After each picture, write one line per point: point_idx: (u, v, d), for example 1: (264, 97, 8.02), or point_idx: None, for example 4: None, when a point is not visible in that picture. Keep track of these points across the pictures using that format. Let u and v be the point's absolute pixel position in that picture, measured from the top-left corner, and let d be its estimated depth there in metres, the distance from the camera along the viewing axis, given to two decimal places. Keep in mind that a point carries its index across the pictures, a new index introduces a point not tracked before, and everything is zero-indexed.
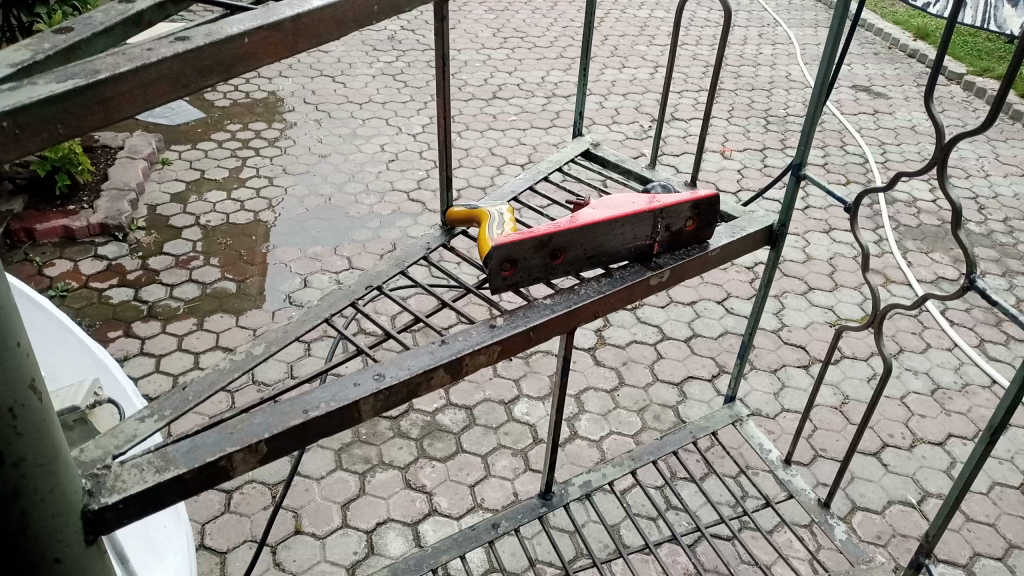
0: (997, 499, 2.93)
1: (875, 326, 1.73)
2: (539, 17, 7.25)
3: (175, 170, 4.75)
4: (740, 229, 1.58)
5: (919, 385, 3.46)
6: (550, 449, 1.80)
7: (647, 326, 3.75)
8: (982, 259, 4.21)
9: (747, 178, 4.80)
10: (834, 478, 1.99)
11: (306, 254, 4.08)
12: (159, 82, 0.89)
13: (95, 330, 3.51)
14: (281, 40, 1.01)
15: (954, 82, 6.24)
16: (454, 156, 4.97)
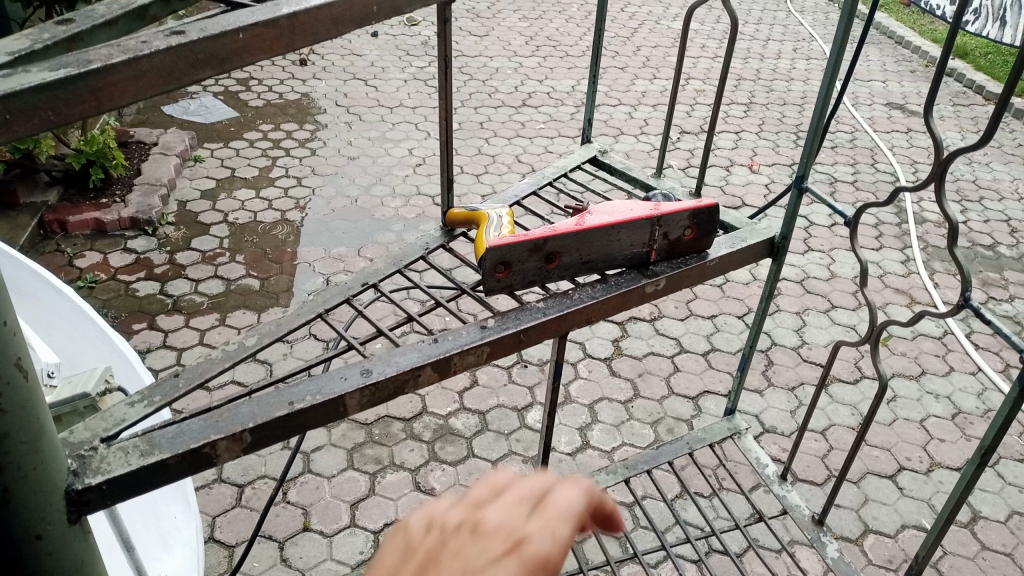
0: (1014, 528, 2.87)
1: (873, 343, 1.71)
2: (573, 26, 7.27)
3: (206, 167, 4.83)
4: (740, 240, 1.58)
5: (939, 408, 3.40)
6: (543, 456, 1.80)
7: (664, 339, 3.73)
8: (1011, 283, 4.14)
9: (774, 193, 4.77)
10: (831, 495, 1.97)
11: (329, 254, 4.12)
12: (151, 75, 0.92)
13: (120, 322, 3.58)
14: (276, 37, 1.03)
15: (992, 102, 6.13)
16: (481, 161, 5.00)
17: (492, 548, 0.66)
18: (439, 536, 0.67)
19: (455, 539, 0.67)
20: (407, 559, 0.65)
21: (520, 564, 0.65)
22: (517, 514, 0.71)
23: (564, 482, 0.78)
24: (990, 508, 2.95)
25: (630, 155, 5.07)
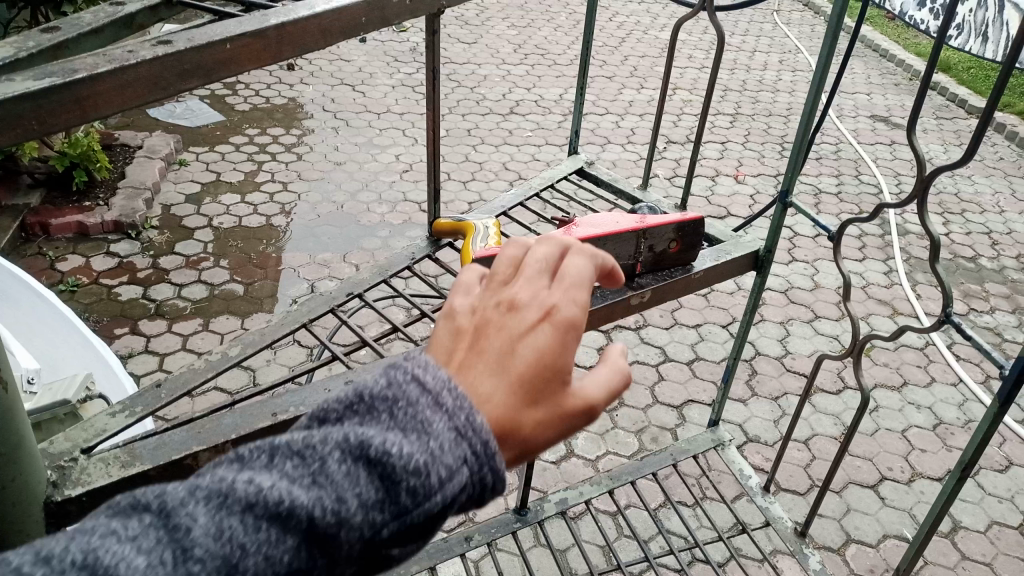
0: (994, 538, 2.89)
1: (855, 356, 1.73)
2: (562, 35, 7.29)
3: (191, 171, 4.80)
4: (725, 253, 1.59)
5: (921, 419, 3.42)
6: (527, 467, 1.80)
7: (649, 348, 3.74)
8: (992, 295, 4.18)
9: (759, 203, 4.80)
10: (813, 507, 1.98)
11: (315, 260, 4.10)
12: (137, 84, 0.92)
13: (101, 326, 3.54)
14: (263, 47, 1.03)
15: (974, 116, 6.21)
16: (468, 169, 5.00)
17: (526, 318, 0.76)
18: (481, 317, 0.78)
19: (495, 317, 0.77)
20: (459, 339, 0.77)
21: (555, 327, 0.75)
22: (545, 283, 0.79)
23: (584, 241, 0.84)
24: (971, 519, 2.97)
25: (617, 164, 5.09)
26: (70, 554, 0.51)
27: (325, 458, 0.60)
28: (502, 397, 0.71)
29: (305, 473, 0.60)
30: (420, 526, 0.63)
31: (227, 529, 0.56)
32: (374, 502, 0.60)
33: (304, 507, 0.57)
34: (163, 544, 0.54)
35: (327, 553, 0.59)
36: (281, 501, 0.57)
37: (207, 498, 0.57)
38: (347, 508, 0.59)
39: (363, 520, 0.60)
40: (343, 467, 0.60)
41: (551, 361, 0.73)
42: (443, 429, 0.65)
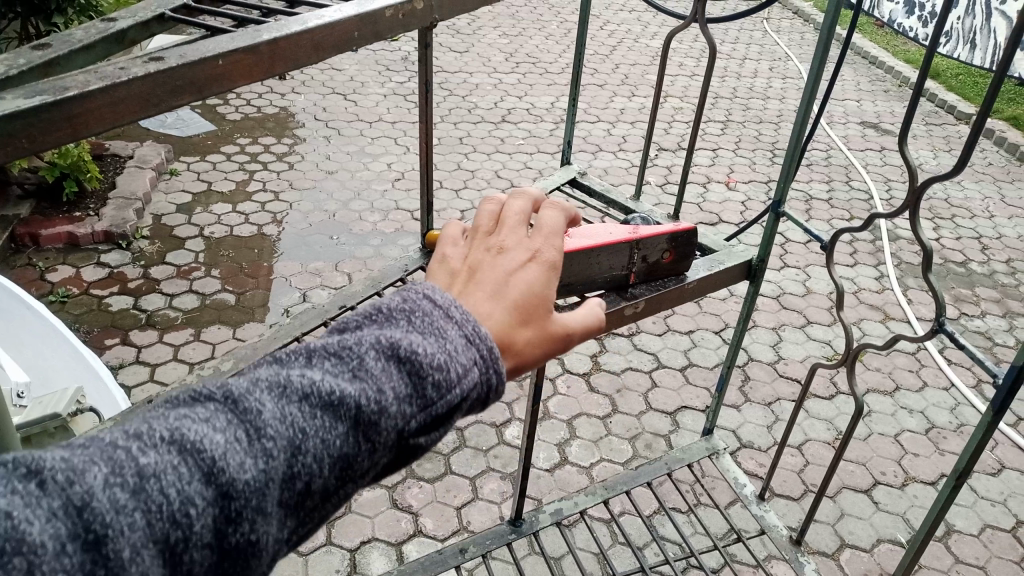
0: (987, 541, 2.90)
1: (849, 365, 1.73)
2: (553, 44, 7.31)
3: (182, 180, 4.79)
4: (718, 263, 1.60)
5: (913, 423, 3.44)
6: (521, 479, 1.79)
7: (643, 354, 3.74)
8: (983, 299, 4.20)
9: (750, 210, 4.82)
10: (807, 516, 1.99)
11: (307, 269, 4.09)
12: (129, 101, 0.91)
13: (92, 337, 3.53)
14: (256, 63, 1.03)
15: (962, 122, 6.25)
16: (460, 177, 5.00)
17: (513, 259, 0.97)
18: (476, 256, 0.98)
19: (486, 258, 0.98)
20: (457, 273, 0.97)
21: (536, 267, 0.97)
22: (523, 233, 1.01)
23: (551, 201, 1.06)
24: (964, 522, 2.98)
25: (608, 172, 5.10)
26: (167, 432, 0.69)
27: (361, 357, 0.79)
28: (502, 315, 0.91)
29: (346, 369, 0.78)
30: (442, 415, 0.82)
31: (289, 415, 0.73)
32: (405, 393, 0.79)
33: (350, 396, 0.75)
34: (234, 424, 0.71)
35: (369, 437, 0.76)
36: (330, 393, 0.75)
37: (267, 391, 0.74)
38: (382, 398, 0.77)
39: (397, 410, 0.78)
40: (378, 365, 0.79)
41: (537, 290, 0.95)
42: (454, 338, 0.84)
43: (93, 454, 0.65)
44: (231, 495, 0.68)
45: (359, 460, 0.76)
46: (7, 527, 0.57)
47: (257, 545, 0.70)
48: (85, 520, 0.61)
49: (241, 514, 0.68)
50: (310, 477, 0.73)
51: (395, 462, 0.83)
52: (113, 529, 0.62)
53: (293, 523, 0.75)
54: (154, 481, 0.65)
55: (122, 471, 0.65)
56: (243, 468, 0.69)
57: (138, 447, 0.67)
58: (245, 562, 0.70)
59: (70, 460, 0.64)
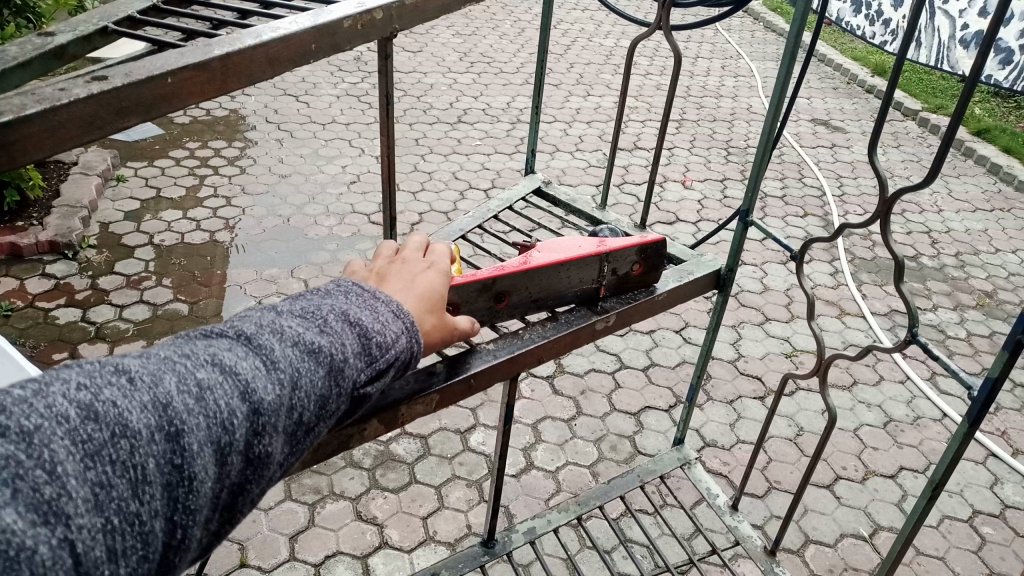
0: (945, 532, 2.96)
1: (821, 374, 1.73)
2: (506, 43, 7.28)
3: (130, 187, 4.65)
4: (687, 273, 1.59)
5: (871, 417, 3.48)
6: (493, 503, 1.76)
7: (605, 355, 3.74)
8: (934, 293, 4.29)
9: (707, 209, 4.84)
10: (782, 528, 1.99)
11: (262, 276, 4.00)
12: (69, 126, 0.86)
13: (38, 352, 3.39)
14: (207, 80, 0.98)
15: (909, 117, 6.38)
16: (417, 179, 4.93)
17: (415, 266, 1.09)
18: (381, 265, 1.10)
19: (391, 268, 1.08)
20: (368, 278, 1.07)
21: (438, 275, 1.09)
22: (420, 251, 1.14)
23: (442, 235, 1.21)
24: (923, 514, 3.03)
25: (566, 172, 5.08)
26: (205, 355, 0.77)
27: (326, 318, 0.89)
28: (412, 304, 1.02)
29: (315, 324, 0.87)
30: (384, 373, 0.93)
31: (289, 355, 0.82)
32: (359, 350, 0.89)
33: (325, 347, 0.85)
34: (252, 354, 0.80)
35: (338, 382, 0.86)
36: (313, 342, 0.84)
37: (272, 333, 0.83)
38: (348, 350, 0.87)
39: (356, 364, 0.88)
40: (338, 325, 0.89)
41: (437, 288, 1.07)
42: (385, 310, 0.95)
43: (156, 365, 0.74)
44: (260, 411, 0.77)
45: (331, 402, 0.86)
46: (113, 415, 0.68)
47: (269, 458, 0.79)
48: (167, 417, 0.70)
49: (265, 429, 0.77)
50: (304, 410, 0.82)
51: (348, 412, 0.93)
52: (186, 426, 0.71)
53: (292, 450, 0.83)
54: (209, 392, 0.74)
55: (185, 381, 0.74)
56: (268, 391, 0.78)
57: (190, 364, 0.76)
58: (259, 472, 0.79)
59: (145, 368, 0.73)
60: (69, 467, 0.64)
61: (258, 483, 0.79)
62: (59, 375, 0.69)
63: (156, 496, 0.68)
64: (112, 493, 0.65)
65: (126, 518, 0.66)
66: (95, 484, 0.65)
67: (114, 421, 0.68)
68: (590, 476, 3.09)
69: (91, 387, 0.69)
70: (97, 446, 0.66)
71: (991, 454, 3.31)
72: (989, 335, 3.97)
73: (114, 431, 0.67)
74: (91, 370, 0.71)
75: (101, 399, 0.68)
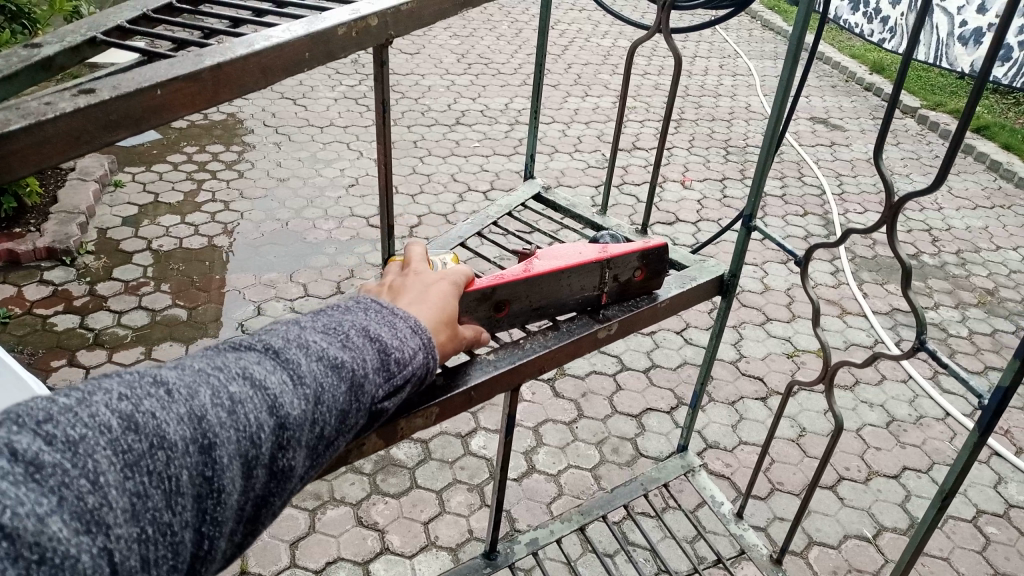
0: (950, 533, 2.94)
1: (826, 381, 1.72)
2: (504, 44, 7.26)
3: (128, 192, 4.63)
4: (690, 279, 1.58)
5: (874, 417, 3.46)
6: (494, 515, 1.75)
7: (606, 357, 3.72)
8: (936, 291, 4.27)
9: (707, 209, 4.82)
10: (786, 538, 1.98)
11: (261, 281, 3.98)
12: (56, 140, 0.85)
13: (37, 360, 3.37)
14: (199, 91, 0.97)
15: (908, 115, 6.36)
16: (415, 181, 4.91)
17: (429, 283, 1.09)
18: (394, 283, 1.10)
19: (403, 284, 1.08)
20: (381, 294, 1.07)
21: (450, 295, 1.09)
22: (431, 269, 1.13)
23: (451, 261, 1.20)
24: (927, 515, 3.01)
25: (565, 173, 5.06)
26: (236, 368, 0.78)
27: (349, 332, 0.89)
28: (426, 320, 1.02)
29: (338, 339, 0.88)
30: (402, 388, 0.93)
31: (314, 369, 0.83)
32: (378, 365, 0.89)
33: (348, 361, 0.86)
34: (280, 368, 0.81)
35: (359, 396, 0.86)
36: (336, 357, 0.85)
37: (298, 347, 0.84)
38: (369, 366, 0.88)
39: (375, 380, 0.89)
40: (360, 340, 0.89)
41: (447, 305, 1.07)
42: (403, 326, 0.95)
43: (191, 376, 0.75)
44: (286, 426, 0.78)
45: (352, 416, 0.86)
46: (152, 426, 0.69)
47: (292, 472, 0.80)
48: (201, 429, 0.71)
49: (289, 443, 0.78)
50: (325, 425, 0.83)
51: (365, 425, 0.93)
52: (218, 439, 0.72)
53: (313, 463, 0.84)
54: (240, 405, 0.75)
55: (218, 394, 0.74)
56: (294, 405, 0.79)
57: (222, 377, 0.76)
58: (281, 485, 0.80)
59: (180, 379, 0.74)
60: (110, 478, 0.65)
61: (280, 495, 0.80)
62: (100, 384, 0.70)
63: (187, 507, 0.70)
64: (147, 504, 0.67)
65: (159, 528, 0.68)
66: (133, 494, 0.66)
67: (153, 433, 0.69)
68: (592, 479, 3.07)
69: (131, 398, 0.70)
70: (136, 456, 0.67)
71: (995, 453, 3.29)
72: (991, 333, 3.96)
73: (153, 442, 0.68)
74: (130, 381, 0.72)
75: (141, 410, 0.70)
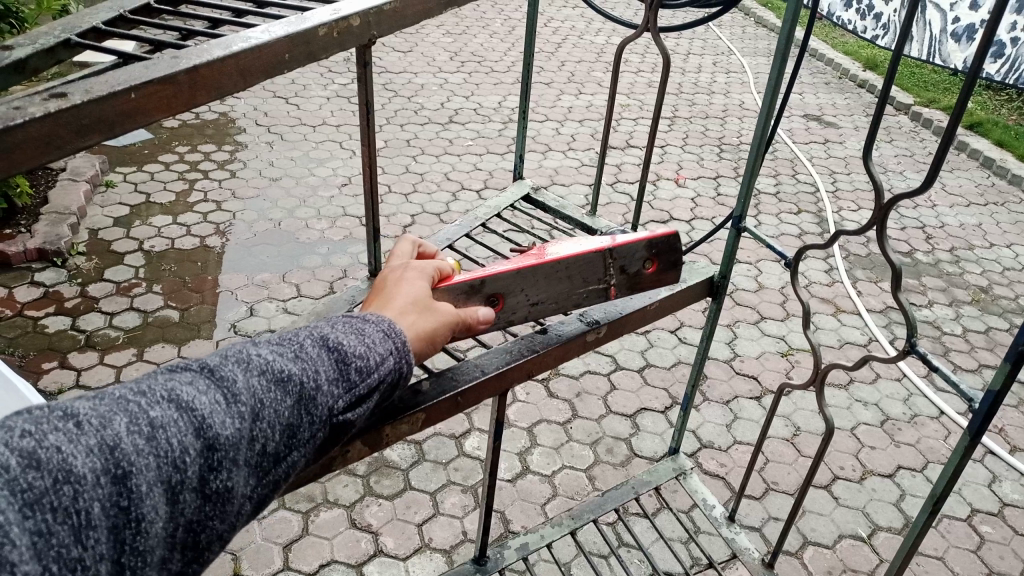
0: (945, 532, 2.93)
1: (817, 384, 1.71)
2: (497, 42, 7.24)
3: (119, 193, 4.60)
4: (679, 281, 1.57)
5: (869, 416, 3.46)
6: (483, 525, 1.74)
7: (600, 357, 3.71)
8: (929, 288, 4.27)
9: (701, 207, 4.81)
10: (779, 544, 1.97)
11: (253, 282, 3.95)
12: (25, 146, 0.83)
13: (28, 362, 3.35)
14: (174, 95, 0.96)
15: (901, 112, 6.36)
16: (408, 180, 4.89)
17: (398, 283, 1.09)
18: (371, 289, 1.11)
19: (376, 291, 1.09)
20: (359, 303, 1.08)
21: (419, 288, 1.08)
22: (403, 270, 1.14)
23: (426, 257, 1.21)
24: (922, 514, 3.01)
25: (559, 171, 5.04)
26: (163, 391, 0.76)
27: (302, 344, 0.88)
28: (398, 315, 1.02)
29: (288, 351, 0.86)
30: (366, 396, 0.91)
31: (253, 386, 0.81)
32: (334, 376, 0.87)
33: (295, 375, 0.84)
34: (213, 388, 0.79)
35: (310, 410, 0.84)
36: (280, 370, 0.83)
37: (236, 364, 0.82)
38: (319, 378, 0.86)
39: (330, 391, 0.87)
40: (313, 351, 0.88)
41: (419, 299, 1.06)
42: (373, 332, 0.94)
43: (110, 405, 0.73)
44: (215, 447, 0.75)
45: (303, 431, 0.84)
46: (57, 460, 0.66)
47: (231, 493, 0.77)
48: (114, 459, 0.69)
49: (222, 463, 0.76)
50: (268, 441, 0.81)
51: (329, 439, 0.91)
52: (134, 467, 0.70)
53: (260, 482, 0.82)
54: (161, 430, 0.73)
55: (136, 420, 0.72)
56: (225, 425, 0.76)
57: (145, 401, 0.74)
58: (221, 508, 0.77)
59: (95, 409, 0.72)
60: (10, 516, 0.62)
61: (221, 519, 0.78)
62: (7, 421, 0.68)
63: (102, 539, 0.67)
64: (52, 541, 0.64)
65: (67, 564, 0.65)
66: (34, 531, 0.63)
67: (57, 467, 0.66)
68: (586, 480, 3.06)
69: (36, 433, 0.67)
70: (39, 493, 0.64)
71: (990, 451, 3.28)
72: (984, 332, 3.95)
73: (57, 477, 0.66)
74: (42, 416, 0.69)
75: (45, 445, 0.67)
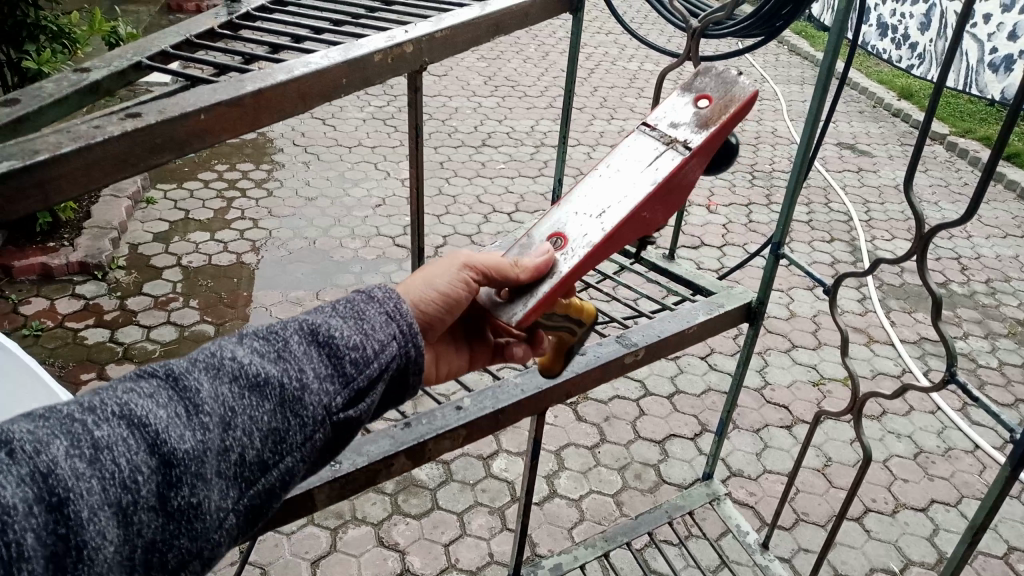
0: (980, 569, 2.88)
1: (854, 412, 1.70)
2: (530, 67, 7.33)
3: (159, 209, 4.71)
4: (718, 306, 1.59)
5: (902, 448, 3.41)
6: (518, 548, 1.75)
7: (629, 381, 3.71)
8: (965, 320, 4.22)
9: (733, 233, 4.81)
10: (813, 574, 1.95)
11: (287, 299, 4.01)
12: (103, 163, 0.88)
13: (67, 373, 3.43)
14: (239, 117, 1.01)
15: (937, 141, 6.32)
16: (441, 202, 4.95)
17: None
18: None
19: None
20: None
21: None
22: None
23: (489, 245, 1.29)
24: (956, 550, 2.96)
25: None
26: (116, 405, 0.75)
27: (286, 341, 0.87)
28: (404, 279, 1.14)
29: (271, 352, 0.85)
30: (364, 391, 0.90)
31: (222, 394, 0.80)
32: (324, 374, 0.87)
33: (273, 377, 0.83)
34: (176, 400, 0.78)
35: (297, 411, 0.84)
36: (256, 374, 0.83)
37: (205, 370, 0.81)
38: (304, 377, 0.85)
39: (319, 388, 0.86)
40: (299, 349, 0.87)
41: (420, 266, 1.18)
42: (376, 315, 0.94)
43: (54, 425, 0.72)
44: (173, 463, 0.75)
45: (291, 433, 0.84)
46: None
47: (200, 506, 0.76)
48: (48, 486, 0.68)
49: (182, 479, 0.75)
50: (243, 448, 0.80)
51: (334, 442, 0.91)
52: (73, 492, 0.69)
53: (240, 489, 0.81)
54: (106, 452, 0.72)
55: (78, 443, 0.71)
56: (183, 439, 0.76)
57: (92, 420, 0.73)
58: (190, 523, 0.76)
59: (33, 433, 0.70)
60: None
61: (193, 533, 0.77)
62: None
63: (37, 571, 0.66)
64: None
65: None
66: None
67: None
68: (614, 505, 3.05)
69: None
70: None
71: None
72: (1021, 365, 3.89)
73: None
74: None
75: None
